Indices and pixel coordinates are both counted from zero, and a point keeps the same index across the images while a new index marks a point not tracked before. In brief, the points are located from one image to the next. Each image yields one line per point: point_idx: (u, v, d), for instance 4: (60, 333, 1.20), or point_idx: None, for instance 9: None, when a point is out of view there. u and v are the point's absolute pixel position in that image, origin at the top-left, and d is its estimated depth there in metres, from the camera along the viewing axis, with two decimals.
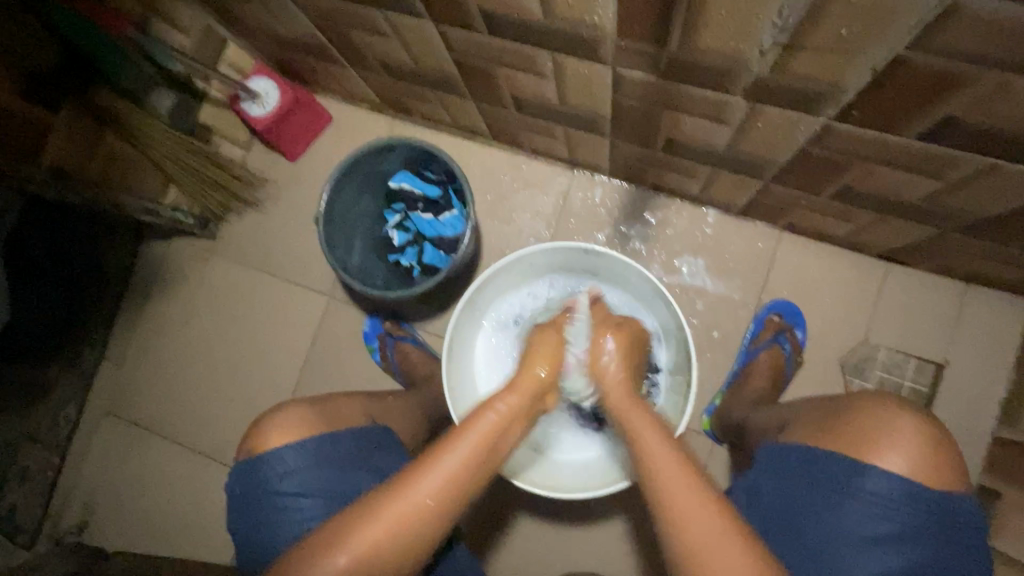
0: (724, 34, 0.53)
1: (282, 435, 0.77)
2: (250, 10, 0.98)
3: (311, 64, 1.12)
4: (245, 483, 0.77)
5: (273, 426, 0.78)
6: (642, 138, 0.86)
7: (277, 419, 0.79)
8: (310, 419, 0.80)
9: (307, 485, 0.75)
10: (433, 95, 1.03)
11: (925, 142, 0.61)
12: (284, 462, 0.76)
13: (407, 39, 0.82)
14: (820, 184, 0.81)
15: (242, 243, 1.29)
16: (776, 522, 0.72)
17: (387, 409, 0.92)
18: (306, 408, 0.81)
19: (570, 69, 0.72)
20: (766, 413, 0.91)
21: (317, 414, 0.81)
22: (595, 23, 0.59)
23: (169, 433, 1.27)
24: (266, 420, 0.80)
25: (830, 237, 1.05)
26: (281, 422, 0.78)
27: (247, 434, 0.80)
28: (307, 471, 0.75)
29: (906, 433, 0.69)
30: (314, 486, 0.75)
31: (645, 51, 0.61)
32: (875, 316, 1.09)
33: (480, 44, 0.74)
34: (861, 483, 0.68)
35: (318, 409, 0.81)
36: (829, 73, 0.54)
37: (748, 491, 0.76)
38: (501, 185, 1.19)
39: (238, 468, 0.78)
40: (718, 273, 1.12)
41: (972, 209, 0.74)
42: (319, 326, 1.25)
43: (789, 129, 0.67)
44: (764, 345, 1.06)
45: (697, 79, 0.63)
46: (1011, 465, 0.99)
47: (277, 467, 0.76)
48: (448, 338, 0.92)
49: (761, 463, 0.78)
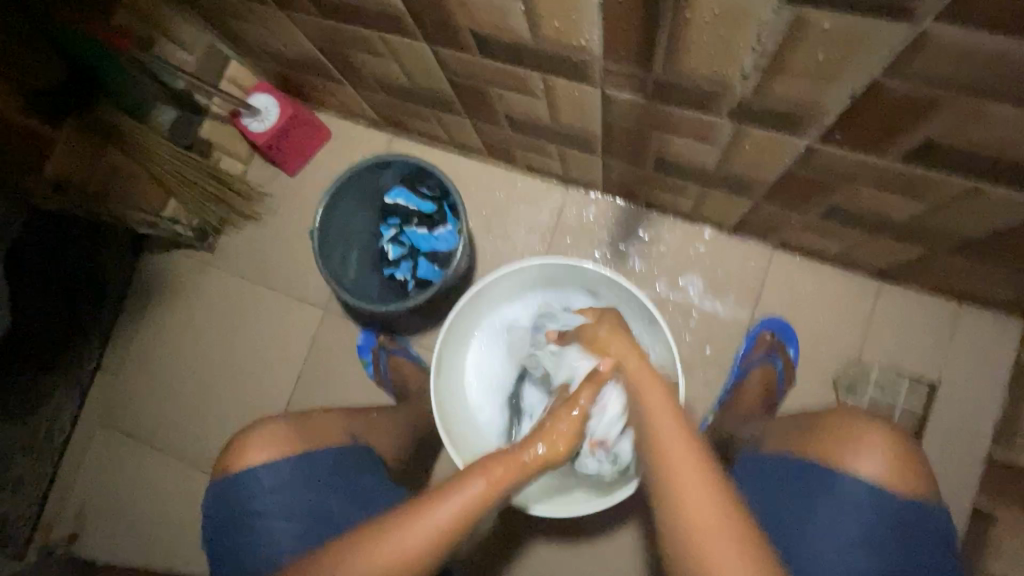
0: (706, 58, 0.55)
1: (265, 447, 0.79)
2: (253, 28, 1.00)
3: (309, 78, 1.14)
4: (225, 500, 0.78)
5: (259, 440, 0.79)
6: (633, 157, 0.87)
7: (262, 432, 0.80)
8: (299, 433, 0.81)
9: (283, 506, 0.76)
10: (430, 112, 1.04)
11: (896, 163, 0.62)
12: (261, 482, 0.77)
13: (403, 60, 0.85)
14: (808, 203, 0.82)
15: (240, 254, 1.30)
16: None
17: (375, 421, 0.92)
18: (292, 422, 0.82)
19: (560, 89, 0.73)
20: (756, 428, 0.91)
21: (302, 428, 0.82)
22: (582, 47, 0.61)
23: (163, 443, 1.28)
24: (247, 434, 0.80)
25: (819, 253, 1.06)
26: (266, 435, 0.80)
27: (225, 450, 0.81)
28: (288, 487, 0.77)
29: (879, 442, 0.69)
30: (290, 507, 0.76)
31: (631, 73, 0.63)
32: (868, 334, 1.09)
33: (473, 66, 0.76)
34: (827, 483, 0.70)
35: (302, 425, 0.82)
36: (807, 96, 0.56)
37: None
38: (496, 200, 1.20)
39: (219, 485, 0.79)
40: (710, 290, 1.13)
41: (956, 230, 0.75)
42: (315, 338, 1.26)
43: (773, 150, 0.68)
44: (757, 361, 1.06)
45: (682, 100, 0.64)
46: None
47: (254, 486, 0.77)
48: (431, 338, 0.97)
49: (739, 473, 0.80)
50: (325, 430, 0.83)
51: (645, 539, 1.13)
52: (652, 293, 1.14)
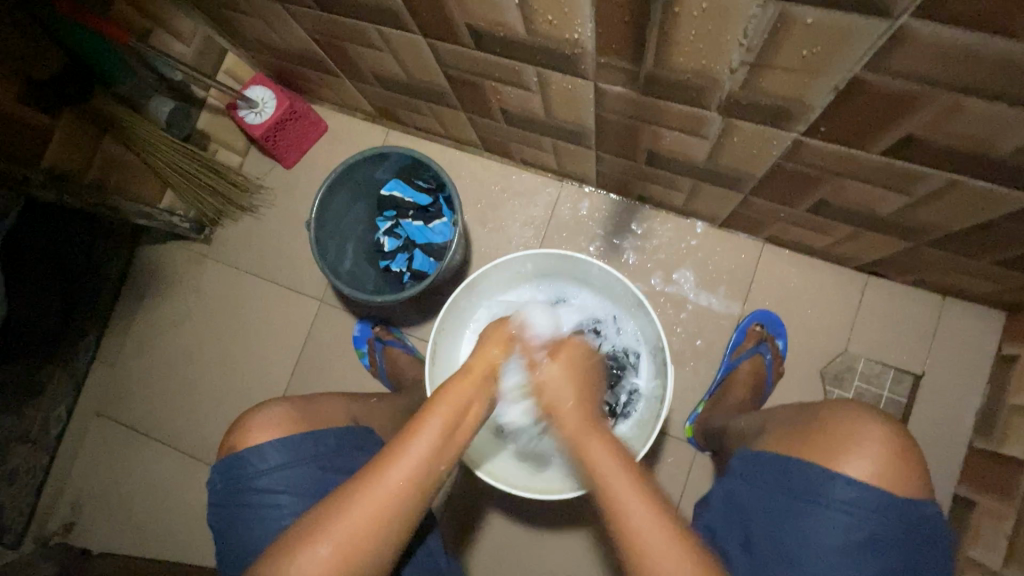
0: (963, 11, 0.54)
1: (398, 497, 0.68)
2: (425, 20, 0.92)
3: (384, 36, 1.02)
4: (313, 571, 0.67)
5: (360, 498, 0.67)
6: (776, 114, 0.80)
7: (393, 481, 0.68)
8: (418, 479, 0.70)
9: (385, 570, 0.68)
10: (538, 72, 0.93)
11: (958, 154, 0.77)
12: (359, 547, 0.66)
13: (591, 41, 0.79)
14: (806, 191, 1.02)
15: (309, 249, 1.24)
16: (763, 537, 0.81)
17: (491, 429, 0.87)
18: (416, 469, 0.70)
19: (792, 23, 0.62)
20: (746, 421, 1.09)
21: (428, 474, 0.70)
22: (866, 11, 0.57)
23: (221, 451, 1.17)
24: (370, 487, 0.68)
25: (900, 227, 1.05)
26: (396, 479, 0.68)
27: (321, 504, 0.69)
28: (389, 553, 0.68)
29: (873, 439, 0.81)
30: (392, 572, 0.68)
31: (865, 31, 0.60)
32: (854, 327, 1.37)
33: (660, 38, 0.72)
34: (827, 489, 0.79)
35: (416, 472, 0.70)
36: (999, 60, 0.58)
37: (725, 496, 0.89)
38: (577, 194, 1.17)
39: (340, 547, 0.66)
40: (732, 293, 1.37)
41: (943, 224, 0.99)
42: (381, 354, 1.18)
43: (980, 123, 0.69)
44: (745, 354, 1.33)
45: (906, 9, 0.56)
46: (985, 473, 1.24)
47: (354, 553, 0.66)
48: (432, 346, 1.13)
49: (737, 471, 0.91)
50: (449, 461, 0.74)
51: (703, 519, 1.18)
52: None
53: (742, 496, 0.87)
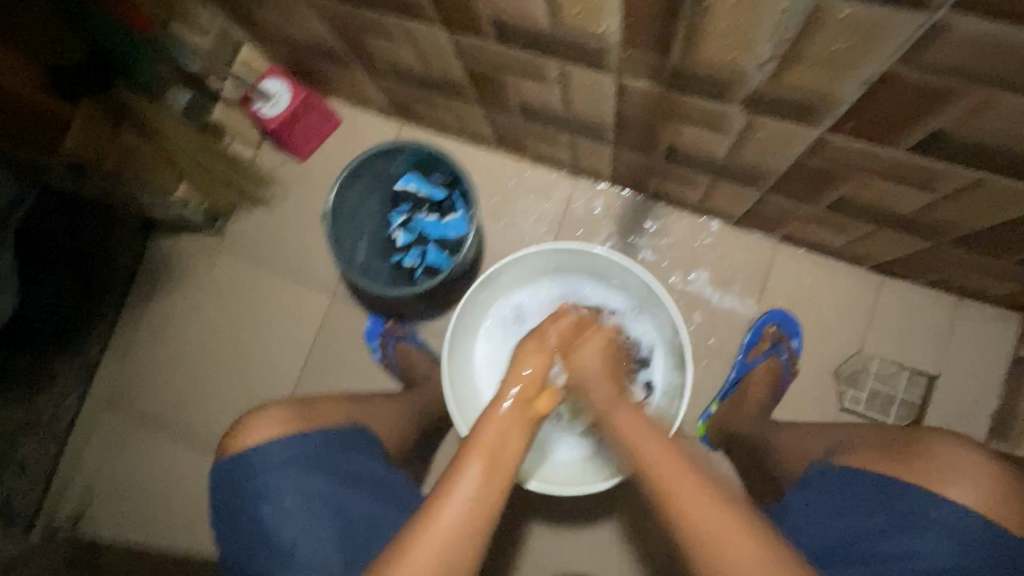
0: (723, 46, 0.51)
1: (265, 431, 0.71)
2: (263, 11, 0.89)
3: None
4: (226, 485, 0.70)
5: (263, 421, 0.72)
6: (644, 148, 0.80)
7: (261, 416, 0.72)
8: (301, 415, 0.73)
9: (280, 490, 0.68)
10: (441, 101, 0.95)
11: (907, 154, 0.58)
12: (262, 462, 0.69)
13: (420, 48, 0.78)
14: (813, 195, 0.75)
15: (251, 239, 1.15)
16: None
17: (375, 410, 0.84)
18: (294, 406, 0.75)
19: None
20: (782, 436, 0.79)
21: (305, 411, 0.74)
22: (601, 33, 0.57)
23: (162, 423, 1.12)
24: (251, 418, 0.73)
25: (904, 224, 0.75)
26: (268, 418, 0.72)
27: (227, 433, 0.74)
28: (295, 474, 0.69)
29: (965, 467, 0.57)
30: (292, 494, 0.67)
31: (646, 61, 0.58)
32: (876, 327, 0.95)
33: (488, 52, 0.70)
34: (927, 509, 0.56)
35: (304, 411, 0.74)
36: (820, 88, 0.52)
37: (798, 524, 0.64)
38: (504, 189, 1.06)
39: (220, 465, 0.71)
40: (744, 291, 0.98)
41: (959, 224, 0.70)
42: (320, 324, 1.11)
43: (784, 141, 0.64)
44: (762, 355, 0.93)
45: (697, 89, 0.59)
46: None
47: (252, 467, 0.69)
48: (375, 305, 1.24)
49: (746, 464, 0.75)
50: (323, 415, 0.75)
51: (650, 526, 0.97)
52: (662, 284, 1.00)
53: (804, 518, 0.64)
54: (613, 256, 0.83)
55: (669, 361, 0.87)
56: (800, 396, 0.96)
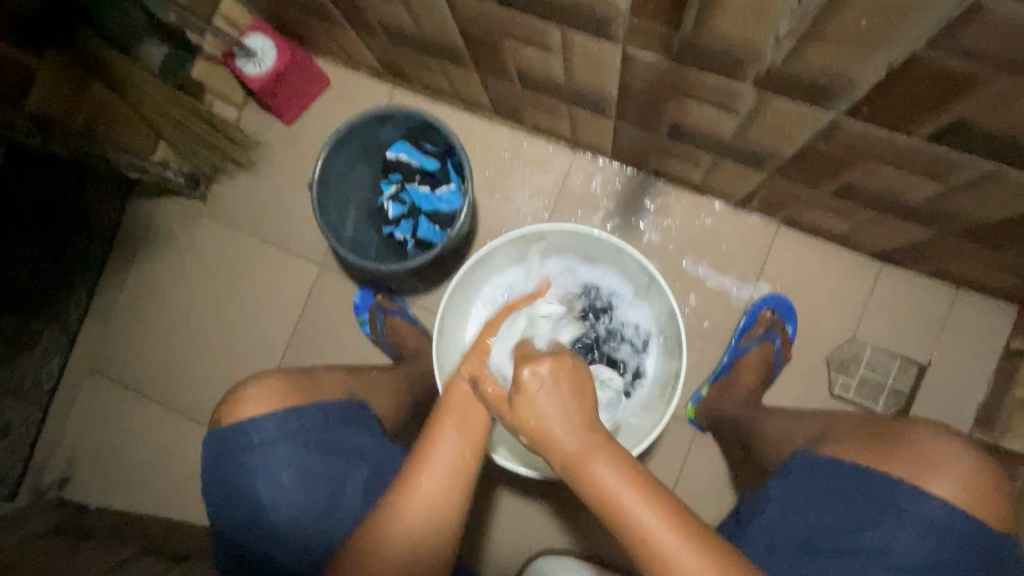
0: (740, 19, 0.47)
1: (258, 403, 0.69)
2: None
3: None
4: (216, 458, 0.68)
5: (255, 393, 0.69)
6: (647, 124, 0.77)
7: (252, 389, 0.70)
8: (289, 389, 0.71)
9: (271, 463, 0.67)
10: (436, 65, 0.90)
11: (926, 143, 0.55)
12: (249, 436, 0.67)
13: (414, 6, 0.73)
14: (820, 180, 0.73)
15: (237, 204, 1.10)
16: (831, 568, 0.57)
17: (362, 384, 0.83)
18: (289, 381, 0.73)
19: None
20: (772, 422, 0.79)
21: (299, 380, 0.73)
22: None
23: (148, 388, 1.11)
24: (239, 391, 0.70)
25: (911, 213, 0.73)
26: (257, 391, 0.69)
27: (219, 403, 0.71)
28: (285, 449, 0.67)
29: (954, 464, 0.57)
30: (283, 468, 0.67)
31: (657, 32, 0.54)
32: (870, 314, 0.94)
33: (486, 14, 0.66)
34: (907, 503, 0.56)
35: (296, 381, 0.72)
36: (840, 68, 0.49)
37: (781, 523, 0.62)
38: (500, 161, 1.02)
39: (212, 435, 0.69)
40: (741, 274, 0.97)
41: (968, 215, 0.68)
42: (308, 294, 1.08)
43: (796, 123, 0.61)
44: (755, 340, 0.91)
45: (710, 64, 0.56)
46: None
47: (241, 441, 0.67)
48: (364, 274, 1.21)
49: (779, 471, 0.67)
50: (313, 389, 0.73)
51: None
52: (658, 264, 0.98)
53: (783, 509, 0.62)
54: (610, 239, 0.81)
55: (663, 357, 0.87)
56: (790, 380, 0.96)
